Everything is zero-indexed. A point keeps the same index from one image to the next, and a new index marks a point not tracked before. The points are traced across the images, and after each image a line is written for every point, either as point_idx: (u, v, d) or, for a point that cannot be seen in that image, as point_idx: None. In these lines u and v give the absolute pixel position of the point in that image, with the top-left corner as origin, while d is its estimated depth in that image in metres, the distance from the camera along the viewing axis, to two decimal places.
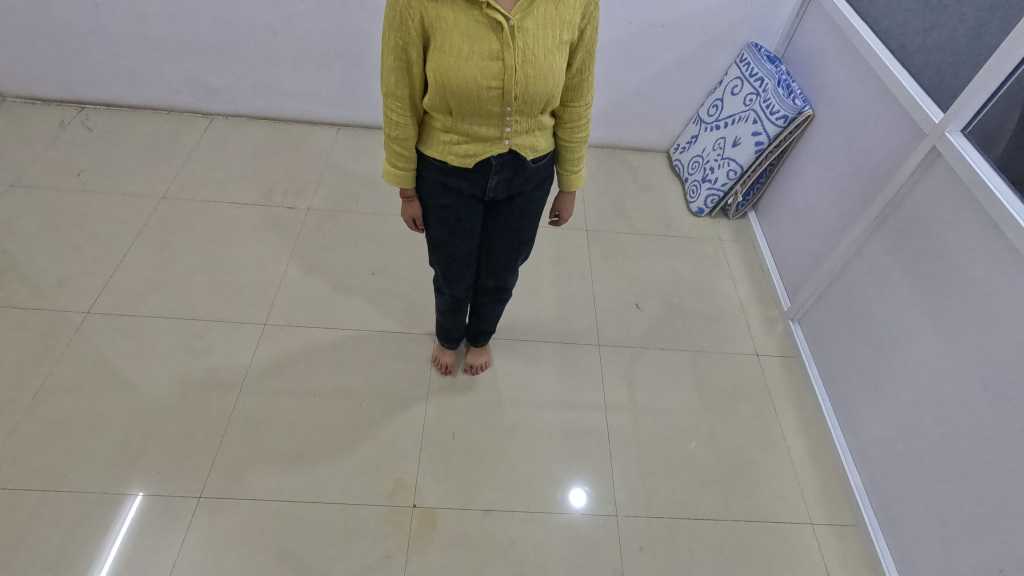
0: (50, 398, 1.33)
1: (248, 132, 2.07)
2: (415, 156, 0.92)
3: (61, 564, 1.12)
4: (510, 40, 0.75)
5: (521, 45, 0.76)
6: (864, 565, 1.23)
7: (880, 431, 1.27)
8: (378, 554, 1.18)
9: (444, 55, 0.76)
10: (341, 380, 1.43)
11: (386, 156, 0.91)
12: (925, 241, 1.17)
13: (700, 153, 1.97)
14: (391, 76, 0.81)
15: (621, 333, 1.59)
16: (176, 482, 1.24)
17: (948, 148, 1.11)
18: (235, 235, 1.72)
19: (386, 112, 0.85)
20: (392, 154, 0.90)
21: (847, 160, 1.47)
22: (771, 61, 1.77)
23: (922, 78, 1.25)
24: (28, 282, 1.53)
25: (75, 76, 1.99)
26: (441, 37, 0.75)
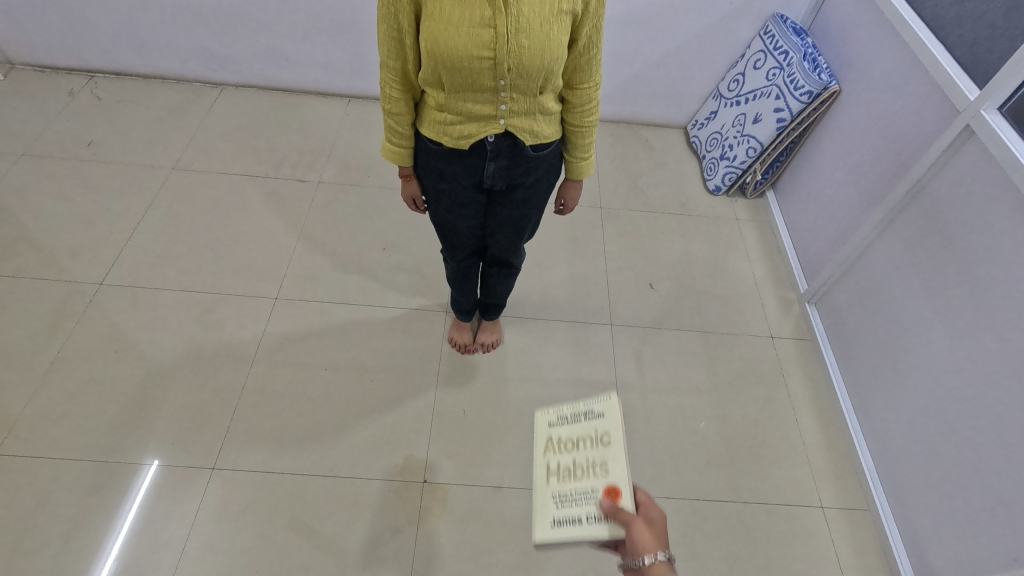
0: (65, 368, 1.35)
1: (258, 103, 2.04)
2: (411, 133, 0.92)
3: (79, 529, 1.15)
4: (502, 7, 0.71)
5: (514, 13, 0.72)
6: (874, 549, 1.23)
7: (897, 418, 1.25)
8: (388, 528, 1.19)
9: (434, 22, 0.74)
10: (352, 353, 1.44)
11: (384, 131, 0.91)
12: (951, 226, 1.13)
13: (719, 129, 1.92)
14: (385, 47, 0.80)
15: (633, 312, 1.58)
16: (190, 452, 1.25)
17: (982, 127, 1.06)
18: (246, 207, 1.71)
19: (381, 86, 0.84)
20: (388, 130, 0.91)
21: (873, 140, 1.42)
22: (797, 34, 1.70)
23: (956, 52, 1.19)
24: (41, 252, 1.54)
25: (83, 44, 1.96)
26: (431, 3, 0.73)
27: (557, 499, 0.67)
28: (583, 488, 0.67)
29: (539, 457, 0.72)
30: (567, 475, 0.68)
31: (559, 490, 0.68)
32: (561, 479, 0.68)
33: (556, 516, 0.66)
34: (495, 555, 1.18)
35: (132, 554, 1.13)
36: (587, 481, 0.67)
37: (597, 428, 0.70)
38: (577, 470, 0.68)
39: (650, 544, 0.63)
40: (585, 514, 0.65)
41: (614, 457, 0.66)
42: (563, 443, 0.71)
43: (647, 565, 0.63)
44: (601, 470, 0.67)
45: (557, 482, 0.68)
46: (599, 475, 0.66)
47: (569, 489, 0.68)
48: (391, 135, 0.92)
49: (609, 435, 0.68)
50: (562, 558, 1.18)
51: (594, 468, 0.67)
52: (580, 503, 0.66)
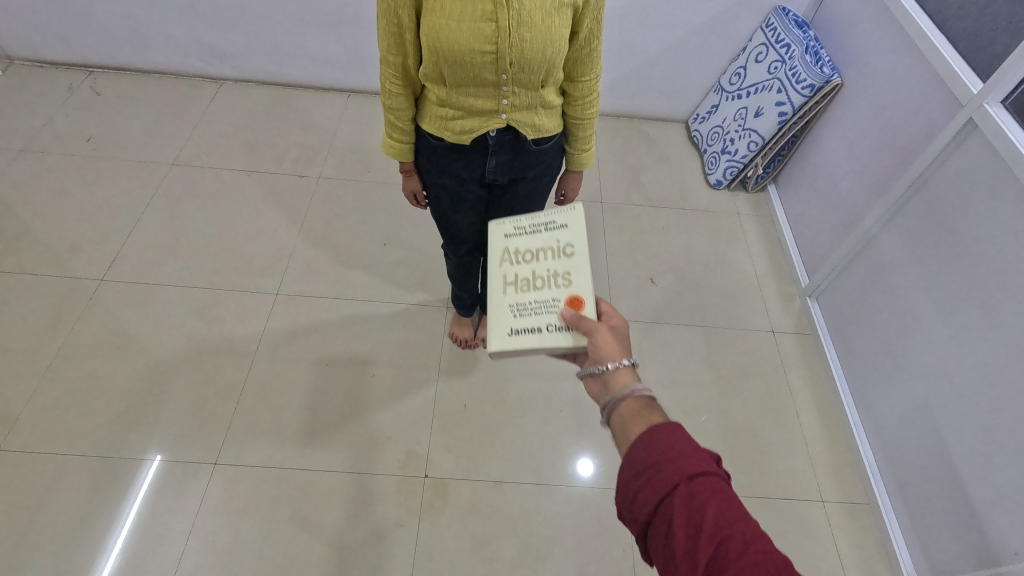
0: (66, 364, 1.35)
1: (257, 98, 2.03)
2: (411, 129, 0.92)
3: (82, 524, 1.15)
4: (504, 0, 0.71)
5: (516, 7, 0.72)
6: (874, 543, 1.23)
7: (899, 412, 1.25)
8: (390, 523, 1.20)
9: (435, 16, 0.73)
10: (353, 349, 1.44)
11: (384, 127, 0.91)
12: (954, 220, 1.13)
13: (720, 123, 1.91)
14: (385, 43, 0.80)
15: (634, 307, 1.57)
16: (192, 448, 1.26)
17: (985, 121, 1.06)
18: (246, 203, 1.71)
19: (381, 82, 0.84)
20: (388, 126, 0.91)
21: (875, 133, 1.41)
22: (799, 27, 1.69)
23: (959, 45, 1.18)
24: (41, 248, 1.54)
25: (81, 39, 1.96)
26: None
27: (515, 308, 0.75)
28: (545, 298, 0.75)
29: (496, 269, 0.79)
30: (527, 285, 0.77)
31: (517, 300, 0.76)
32: (521, 290, 0.76)
33: (513, 323, 0.74)
34: (496, 549, 1.18)
35: (135, 548, 1.13)
36: (548, 292, 0.75)
37: (558, 241, 0.80)
38: (538, 281, 0.77)
39: (613, 351, 0.67)
40: (544, 321, 0.73)
41: (576, 268, 0.77)
42: (523, 254, 0.80)
43: (609, 372, 0.66)
44: (563, 282, 0.75)
45: (516, 293, 0.76)
46: (562, 286, 0.75)
47: (529, 297, 0.76)
48: (392, 130, 0.91)
49: (570, 247, 0.79)
50: (563, 552, 1.19)
51: (556, 279, 0.76)
52: (540, 309, 0.74)
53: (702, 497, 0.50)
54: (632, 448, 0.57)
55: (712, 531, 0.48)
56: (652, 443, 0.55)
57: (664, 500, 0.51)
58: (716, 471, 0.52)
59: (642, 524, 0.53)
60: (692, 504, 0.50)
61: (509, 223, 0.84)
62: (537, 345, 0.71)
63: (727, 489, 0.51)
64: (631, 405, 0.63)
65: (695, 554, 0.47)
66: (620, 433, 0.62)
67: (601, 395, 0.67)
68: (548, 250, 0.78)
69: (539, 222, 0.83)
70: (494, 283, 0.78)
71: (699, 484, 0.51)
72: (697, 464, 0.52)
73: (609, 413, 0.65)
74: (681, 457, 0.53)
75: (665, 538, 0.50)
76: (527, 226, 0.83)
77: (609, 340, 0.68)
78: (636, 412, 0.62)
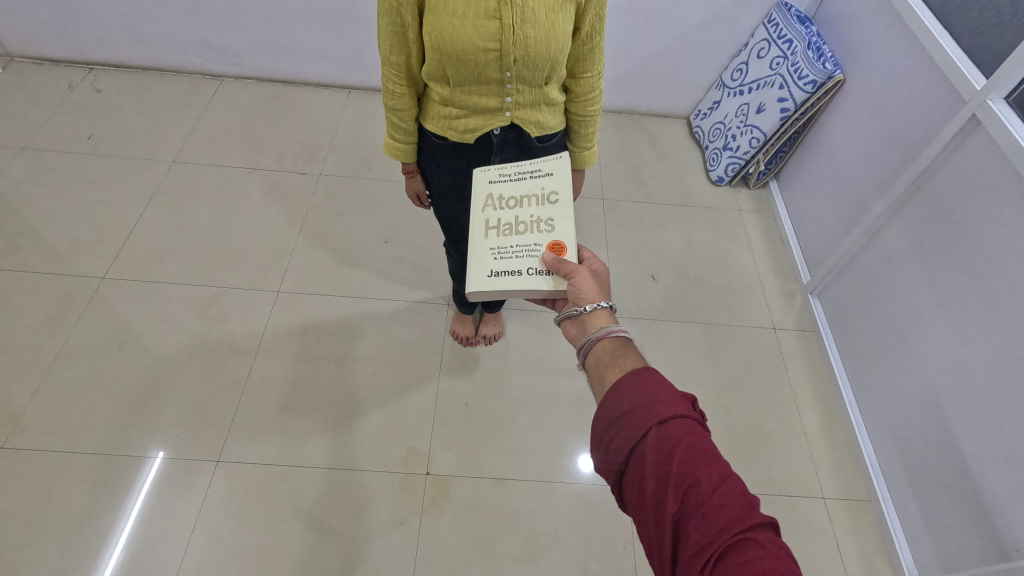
0: (68, 362, 1.35)
1: (258, 95, 2.03)
2: (414, 129, 0.92)
3: (85, 521, 1.16)
4: None
5: (519, 4, 0.72)
6: (875, 540, 1.24)
7: (901, 410, 1.25)
8: (391, 520, 1.20)
9: (438, 15, 0.73)
10: (355, 346, 1.44)
11: (387, 128, 0.91)
12: (957, 216, 1.13)
13: (721, 119, 1.90)
14: (387, 43, 0.79)
15: (635, 304, 1.57)
16: (194, 445, 1.26)
17: (989, 117, 1.05)
18: (247, 201, 1.71)
19: (384, 82, 0.84)
20: (391, 126, 0.91)
21: (878, 129, 1.41)
22: (801, 22, 1.67)
23: (962, 40, 1.18)
24: (43, 246, 1.54)
25: (82, 37, 1.95)
26: None
27: (496, 252, 0.75)
28: (526, 242, 0.76)
29: (479, 213, 0.80)
30: (509, 230, 0.77)
31: (497, 244, 0.76)
32: (503, 235, 0.77)
33: (492, 267, 0.74)
34: (498, 546, 1.18)
35: (139, 545, 1.14)
36: (530, 237, 0.76)
37: (543, 189, 0.80)
38: (521, 226, 0.77)
39: (593, 293, 0.68)
40: (524, 265, 0.74)
41: (560, 214, 0.77)
42: (506, 200, 0.80)
43: (588, 313, 0.67)
44: (546, 227, 0.76)
45: (497, 237, 0.77)
46: (544, 232, 0.76)
47: (510, 242, 0.76)
48: (395, 131, 0.91)
49: (555, 195, 0.79)
50: (564, 549, 1.19)
51: (539, 225, 0.77)
52: (520, 254, 0.75)
53: (673, 441, 0.50)
54: (606, 397, 0.56)
55: (681, 476, 0.48)
56: (626, 391, 0.55)
57: (636, 447, 0.51)
58: (689, 414, 0.52)
59: (616, 473, 0.53)
60: (662, 449, 0.50)
61: (493, 169, 0.85)
62: (516, 288, 0.72)
63: (699, 431, 0.51)
64: (606, 347, 0.64)
65: (664, 500, 0.47)
66: (598, 377, 0.62)
67: (578, 336, 0.68)
68: (532, 196, 0.79)
69: (525, 169, 0.83)
70: (475, 227, 0.78)
71: (670, 429, 0.51)
72: (669, 408, 0.52)
73: (586, 354, 0.66)
74: (652, 403, 0.52)
75: (637, 485, 0.50)
76: (512, 173, 0.83)
77: (589, 283, 0.69)
78: (611, 357, 0.63)
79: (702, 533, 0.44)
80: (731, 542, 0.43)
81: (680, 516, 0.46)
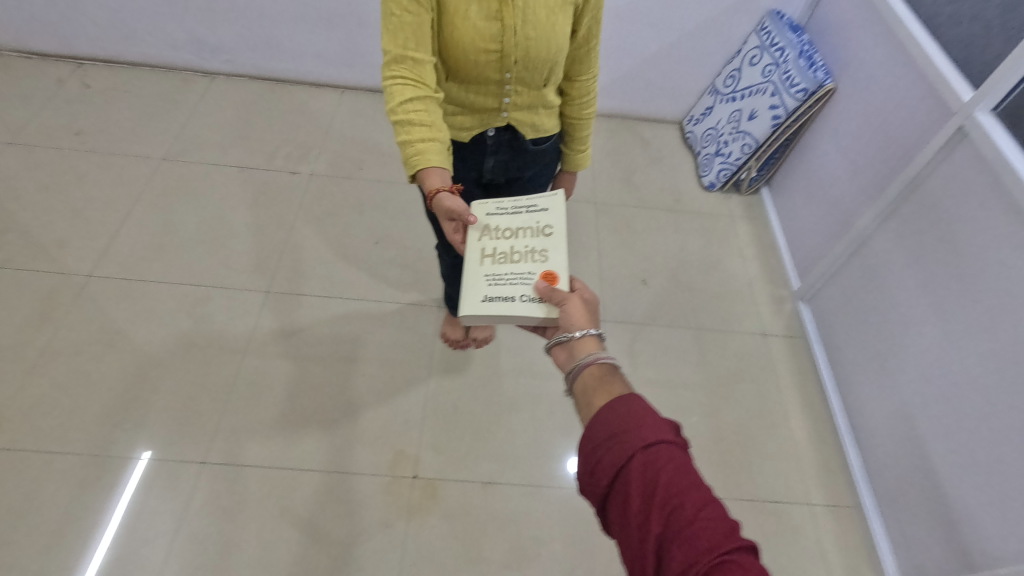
0: (53, 360, 1.34)
1: (250, 93, 2.02)
2: (433, 126, 0.76)
3: (67, 522, 1.14)
4: None
5: (522, 3, 0.71)
6: (860, 546, 1.24)
7: (886, 417, 1.26)
8: (377, 523, 1.19)
9: (445, 10, 0.72)
10: (343, 348, 1.43)
11: (401, 131, 0.76)
12: (944, 226, 1.14)
13: (714, 125, 1.91)
14: (399, 36, 0.72)
15: (626, 308, 1.58)
16: (180, 446, 1.25)
17: (976, 128, 1.06)
18: (236, 199, 1.70)
19: (391, 76, 0.75)
20: (406, 125, 0.76)
21: (869, 138, 1.41)
22: (793, 31, 1.69)
23: (952, 52, 1.19)
24: (29, 243, 1.52)
25: (72, 32, 1.93)
26: None
27: (491, 279, 0.76)
28: (521, 271, 0.76)
29: (475, 242, 0.80)
30: (504, 259, 0.78)
31: (493, 272, 0.77)
32: (498, 262, 0.77)
33: (487, 294, 0.75)
34: (484, 550, 1.18)
35: (123, 546, 1.13)
36: (525, 265, 0.76)
37: (538, 221, 0.81)
38: (515, 255, 0.78)
39: (582, 321, 0.67)
40: (518, 292, 0.74)
41: (554, 246, 0.77)
42: (502, 231, 0.81)
43: (576, 340, 0.66)
44: (540, 257, 0.77)
45: (492, 264, 0.77)
46: (538, 262, 0.76)
47: (505, 270, 0.77)
48: (414, 130, 0.76)
49: (549, 227, 0.80)
50: (550, 553, 1.19)
51: (533, 255, 0.77)
52: (514, 281, 0.75)
53: (658, 465, 0.49)
54: (591, 421, 0.56)
55: (665, 498, 0.48)
56: (611, 416, 0.54)
57: (621, 471, 0.50)
58: (674, 439, 0.52)
59: (600, 495, 0.52)
60: (647, 472, 0.49)
61: (490, 203, 0.85)
62: (509, 314, 0.72)
63: (683, 455, 0.51)
64: (594, 372, 0.62)
65: (649, 523, 0.47)
66: (585, 402, 0.60)
67: (567, 362, 0.66)
68: (526, 228, 0.79)
69: (521, 203, 0.83)
70: (472, 255, 0.79)
71: (655, 452, 0.50)
72: (654, 433, 0.51)
73: (573, 380, 0.64)
74: (638, 426, 0.52)
75: (623, 506, 0.49)
76: (509, 206, 0.83)
77: (579, 313, 0.68)
78: (599, 382, 0.61)
79: (685, 556, 0.44)
80: (714, 563, 0.43)
81: (664, 539, 0.46)
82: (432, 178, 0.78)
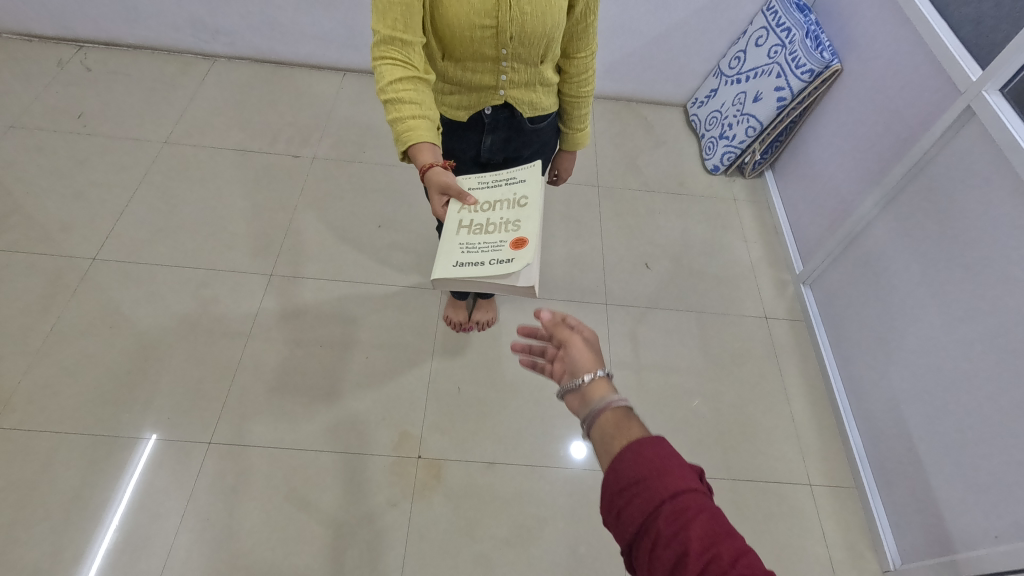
0: (59, 343, 1.35)
1: (251, 75, 2.01)
2: (422, 103, 0.76)
3: (77, 501, 1.16)
4: None
5: None
6: (859, 525, 1.26)
7: (887, 399, 1.27)
8: (383, 502, 1.21)
9: None
10: (347, 331, 1.44)
11: (390, 108, 0.76)
12: (948, 208, 1.13)
13: (718, 108, 1.90)
14: (388, 16, 0.71)
15: (629, 292, 1.58)
16: (186, 427, 1.26)
17: (983, 109, 1.05)
18: (239, 182, 1.70)
19: (381, 55, 0.74)
20: (394, 103, 0.76)
21: (874, 119, 1.40)
22: (800, 10, 1.66)
23: (961, 32, 1.17)
24: (33, 226, 1.52)
25: (71, 14, 1.91)
26: None
27: (464, 246, 0.76)
28: (493, 239, 0.75)
29: (454, 214, 0.80)
30: (479, 229, 0.77)
31: (468, 240, 0.76)
32: (472, 232, 0.77)
33: (460, 259, 0.74)
34: (487, 529, 1.20)
35: (131, 526, 1.14)
36: (497, 235, 0.76)
37: (515, 193, 0.80)
38: (490, 225, 0.77)
39: (589, 363, 0.63)
40: (488, 257, 0.73)
41: (528, 216, 0.76)
42: (480, 204, 0.81)
43: (586, 384, 0.61)
44: (513, 227, 0.76)
45: (467, 234, 0.77)
46: (510, 232, 0.76)
47: (479, 239, 0.76)
48: (405, 108, 0.76)
49: (525, 199, 0.79)
50: (554, 530, 1.21)
51: (507, 225, 0.77)
52: (486, 248, 0.74)
53: (688, 515, 0.46)
54: (612, 467, 0.52)
55: (699, 552, 0.44)
56: (634, 458, 0.50)
57: (649, 521, 0.47)
58: (699, 484, 0.49)
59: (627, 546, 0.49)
60: (676, 523, 0.46)
61: (475, 178, 0.86)
62: (479, 277, 0.71)
63: (712, 502, 0.48)
64: (608, 417, 0.57)
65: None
66: (602, 449, 0.55)
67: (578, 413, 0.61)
68: (503, 200, 0.79)
69: (502, 177, 0.84)
70: (449, 225, 0.79)
71: (683, 500, 0.47)
72: (680, 480, 0.48)
73: (587, 430, 0.58)
74: (663, 472, 0.49)
75: (652, 559, 0.46)
76: (490, 181, 0.85)
77: (584, 356, 0.64)
78: (613, 427, 0.56)
79: None
80: None
81: None
82: (425, 154, 0.78)
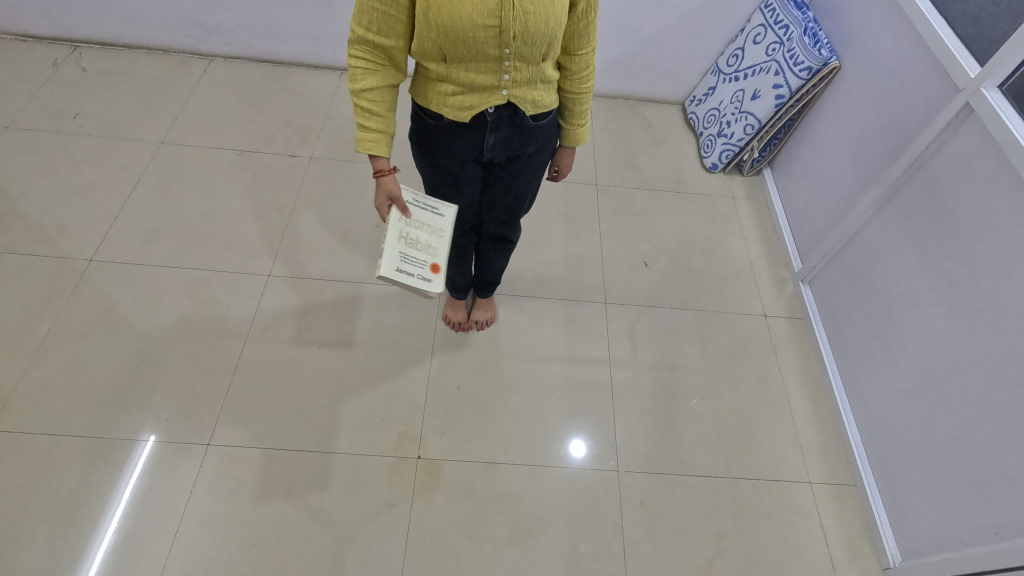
0: (56, 344, 1.34)
1: (247, 75, 2.00)
2: (385, 115, 0.86)
3: (75, 504, 1.15)
4: None
5: None
6: (859, 523, 1.26)
7: (886, 397, 1.27)
8: (382, 502, 1.21)
9: None
10: (346, 331, 1.43)
11: (357, 112, 0.84)
12: (947, 204, 1.13)
13: (716, 106, 1.90)
14: (365, 19, 0.75)
15: (628, 290, 1.58)
16: (185, 429, 1.26)
17: (983, 105, 1.05)
18: (237, 183, 1.69)
19: (355, 58, 0.79)
20: (360, 111, 0.84)
21: (873, 116, 1.40)
22: (798, 8, 1.66)
23: (958, 28, 1.17)
24: (29, 227, 1.51)
25: (65, 13, 1.90)
26: None
27: (402, 256, 0.95)
28: (421, 257, 0.97)
29: (395, 222, 0.96)
30: (413, 244, 0.97)
31: (404, 251, 0.96)
32: (410, 245, 0.96)
33: (399, 266, 0.94)
34: (487, 529, 1.20)
35: (130, 528, 1.14)
36: (424, 254, 0.98)
37: (437, 221, 0.99)
38: (421, 244, 0.98)
39: None
40: (416, 272, 0.96)
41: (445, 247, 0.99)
42: (416, 221, 0.98)
43: None
44: (434, 252, 0.98)
45: (406, 245, 0.96)
46: (432, 255, 0.98)
47: (413, 253, 0.97)
48: (369, 118, 0.85)
49: (444, 231, 1.00)
50: (554, 530, 1.20)
51: (431, 248, 0.98)
52: (417, 264, 0.96)
53: None
54: None
55: None
56: None
57: None
58: None
59: None
60: None
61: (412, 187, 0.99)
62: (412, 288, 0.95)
63: None
64: None
65: None
66: None
67: None
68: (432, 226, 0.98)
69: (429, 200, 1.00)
70: (391, 230, 0.95)
71: None
72: None
73: None
74: None
75: None
76: (422, 200, 0.99)
77: None
78: None
79: None
80: None
81: None
82: (380, 161, 0.89)
